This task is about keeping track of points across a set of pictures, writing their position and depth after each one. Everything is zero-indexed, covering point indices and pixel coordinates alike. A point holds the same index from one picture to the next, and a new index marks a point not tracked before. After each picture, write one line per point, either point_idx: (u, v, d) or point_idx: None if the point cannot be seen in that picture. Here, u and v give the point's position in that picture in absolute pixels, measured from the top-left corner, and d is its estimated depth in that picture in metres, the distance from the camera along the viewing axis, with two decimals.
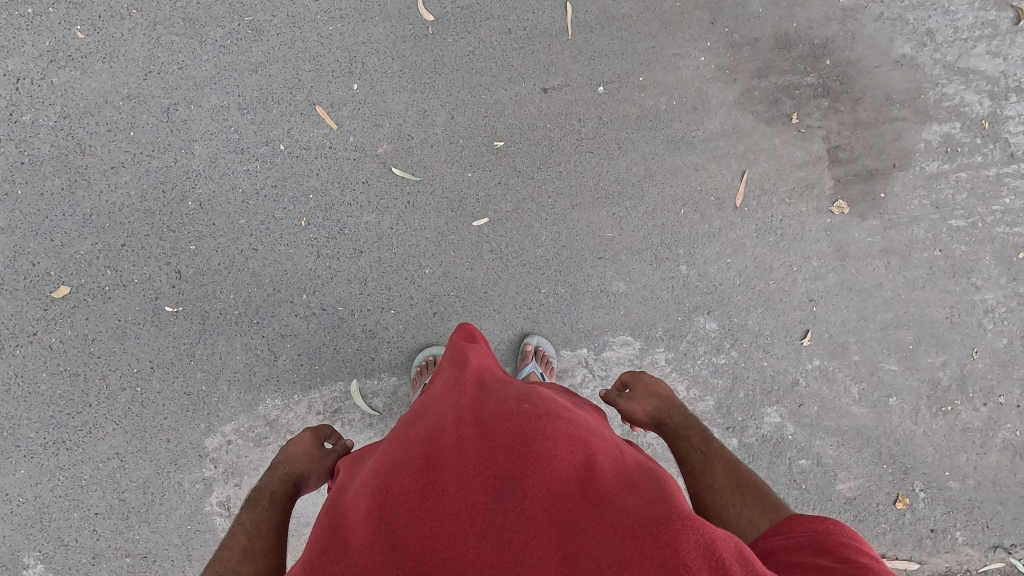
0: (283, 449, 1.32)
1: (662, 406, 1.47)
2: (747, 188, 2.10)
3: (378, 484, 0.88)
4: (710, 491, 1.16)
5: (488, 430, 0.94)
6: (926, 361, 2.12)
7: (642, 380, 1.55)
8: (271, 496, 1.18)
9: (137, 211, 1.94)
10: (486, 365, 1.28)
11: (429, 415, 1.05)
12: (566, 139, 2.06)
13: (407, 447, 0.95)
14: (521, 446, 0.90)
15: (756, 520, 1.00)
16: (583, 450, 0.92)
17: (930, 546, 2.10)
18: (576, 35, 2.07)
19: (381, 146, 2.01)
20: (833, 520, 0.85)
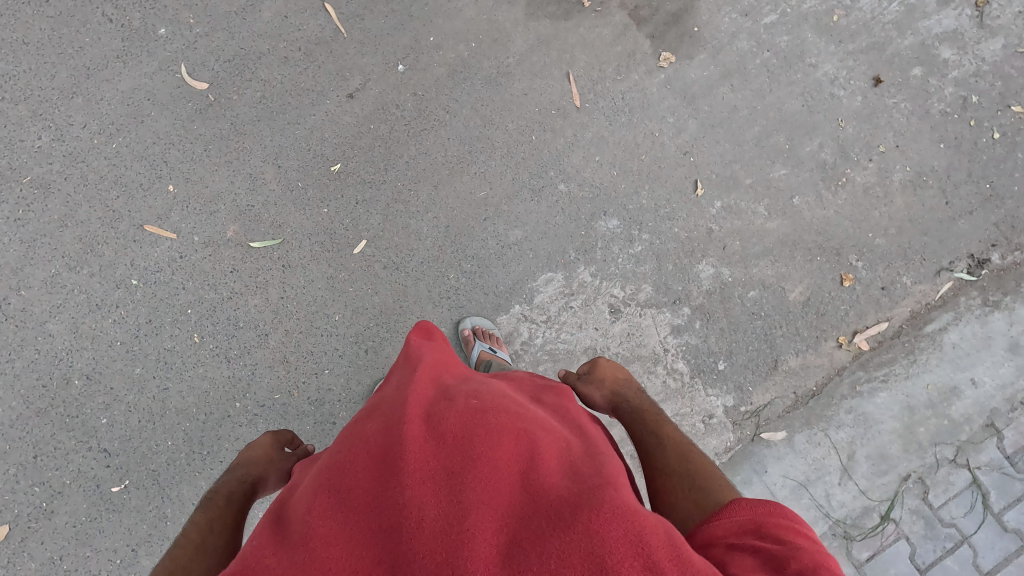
0: (244, 453, 1.30)
1: (617, 386, 1.48)
2: (579, 86, 2.12)
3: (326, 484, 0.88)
4: (662, 472, 1.14)
5: (433, 425, 0.94)
6: (806, 151, 2.22)
7: (600, 365, 1.55)
8: (228, 495, 1.16)
9: (30, 418, 1.81)
10: (444, 359, 1.27)
11: (381, 411, 1.04)
12: (395, 129, 2.02)
13: (355, 445, 0.94)
14: (466, 443, 0.90)
15: (701, 502, 1.00)
16: (528, 442, 0.93)
17: (889, 303, 2.19)
18: (350, 30, 2.01)
19: (228, 229, 1.92)
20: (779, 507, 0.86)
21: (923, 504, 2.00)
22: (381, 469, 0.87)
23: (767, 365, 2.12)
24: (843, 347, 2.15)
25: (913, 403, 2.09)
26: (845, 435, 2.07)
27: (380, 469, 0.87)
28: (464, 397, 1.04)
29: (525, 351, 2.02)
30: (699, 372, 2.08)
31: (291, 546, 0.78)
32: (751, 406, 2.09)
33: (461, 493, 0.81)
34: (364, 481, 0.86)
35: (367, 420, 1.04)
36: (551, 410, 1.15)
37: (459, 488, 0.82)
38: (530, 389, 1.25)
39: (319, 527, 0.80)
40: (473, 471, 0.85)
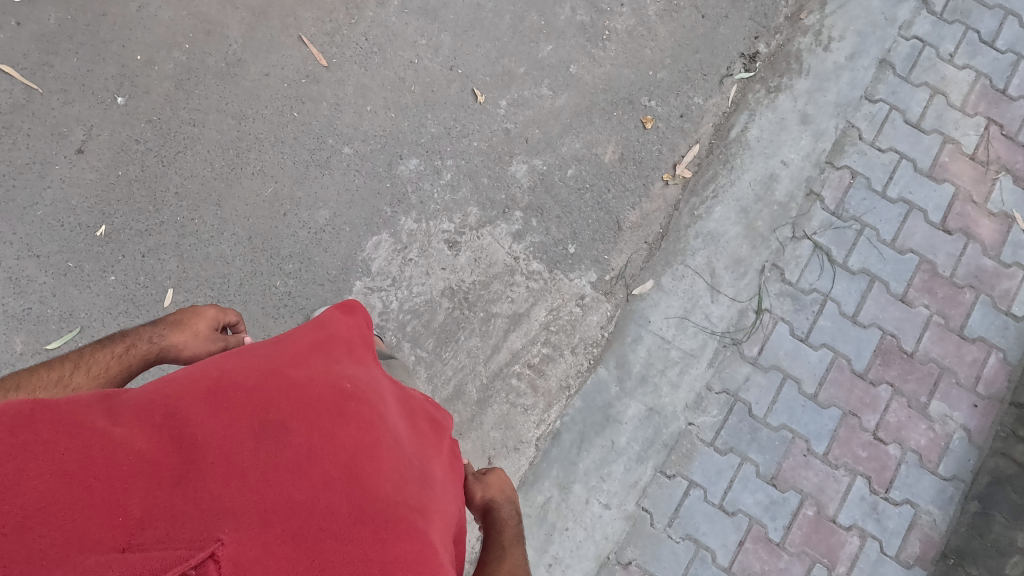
0: (179, 313, 1.29)
1: (500, 501, 1.31)
2: (317, 45, 2.01)
3: (165, 390, 0.87)
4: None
5: (298, 386, 0.92)
6: (562, 19, 2.23)
7: (497, 472, 1.39)
8: (136, 344, 1.17)
9: None
10: (360, 333, 1.23)
11: (261, 354, 1.02)
12: (147, 165, 1.85)
13: (212, 373, 0.92)
14: (317, 412, 0.89)
15: None
16: (376, 435, 0.93)
17: (692, 126, 2.30)
18: (44, 82, 1.81)
19: (16, 342, 1.73)
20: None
21: (786, 284, 2.16)
22: (228, 398, 0.86)
23: (612, 229, 2.18)
24: (670, 184, 2.24)
25: (745, 204, 2.23)
26: (701, 258, 2.18)
27: (226, 401, 0.86)
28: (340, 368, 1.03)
29: (386, 320, 1.98)
30: (555, 264, 2.11)
31: (109, 419, 0.77)
32: (614, 272, 2.15)
33: (285, 455, 0.82)
34: (200, 402, 0.85)
35: (242, 354, 1.01)
36: (421, 423, 1.15)
37: (283, 449, 0.83)
38: (416, 397, 1.22)
39: (143, 420, 0.80)
40: (308, 443, 0.85)
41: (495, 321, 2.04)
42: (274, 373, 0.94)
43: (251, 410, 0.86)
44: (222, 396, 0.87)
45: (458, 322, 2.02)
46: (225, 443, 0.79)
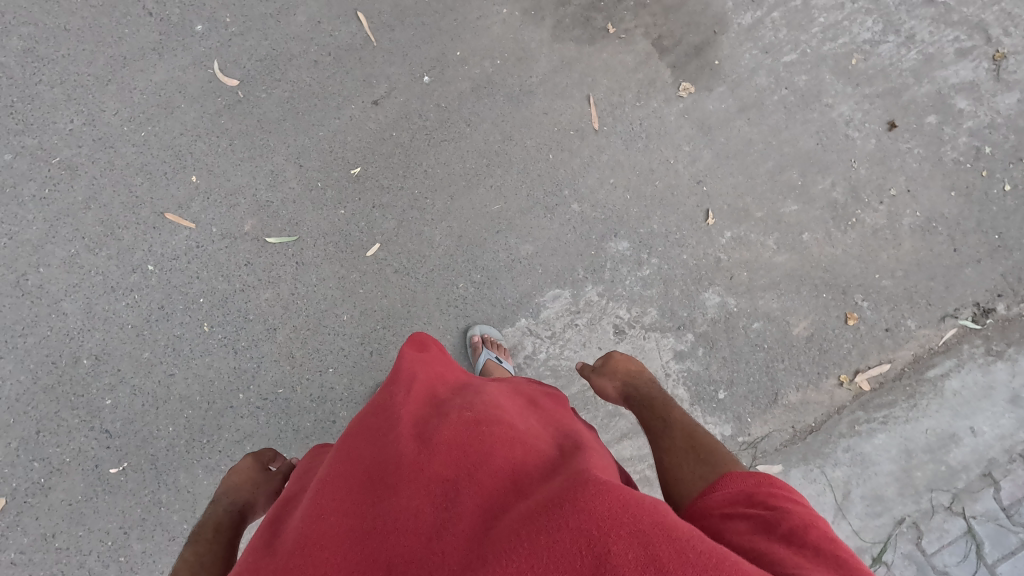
0: (227, 475, 1.35)
1: (629, 377, 1.56)
2: (598, 109, 2.16)
3: (309, 512, 0.90)
4: (663, 453, 1.16)
5: (425, 435, 0.97)
6: (818, 189, 2.25)
7: (614, 359, 1.65)
8: (218, 523, 1.19)
9: (36, 393, 1.85)
10: (439, 369, 1.28)
11: (370, 432, 1.05)
12: (416, 138, 2.06)
13: (339, 477, 0.97)
14: (453, 449, 0.93)
15: (705, 475, 1.02)
16: (513, 444, 0.97)
17: (893, 344, 2.19)
18: (381, 38, 2.07)
19: (246, 223, 1.96)
20: (776, 478, 0.91)
21: (916, 549, 2.00)
22: (372, 483, 0.91)
23: (767, 397, 2.12)
24: (844, 386, 2.15)
25: (911, 447, 2.09)
26: (841, 473, 2.06)
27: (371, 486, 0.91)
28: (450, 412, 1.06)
29: (528, 365, 2.04)
30: (698, 399, 2.09)
31: (286, 560, 0.81)
32: (748, 437, 2.08)
33: (450, 494, 0.86)
34: (353, 505, 0.88)
35: (358, 437, 1.07)
36: (541, 417, 1.18)
37: (446, 495, 0.86)
38: (521, 397, 1.26)
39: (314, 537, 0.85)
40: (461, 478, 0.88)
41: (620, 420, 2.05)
42: (397, 441, 0.98)
43: (395, 478, 0.91)
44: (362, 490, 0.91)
45: (586, 403, 2.04)
46: (393, 517, 0.84)
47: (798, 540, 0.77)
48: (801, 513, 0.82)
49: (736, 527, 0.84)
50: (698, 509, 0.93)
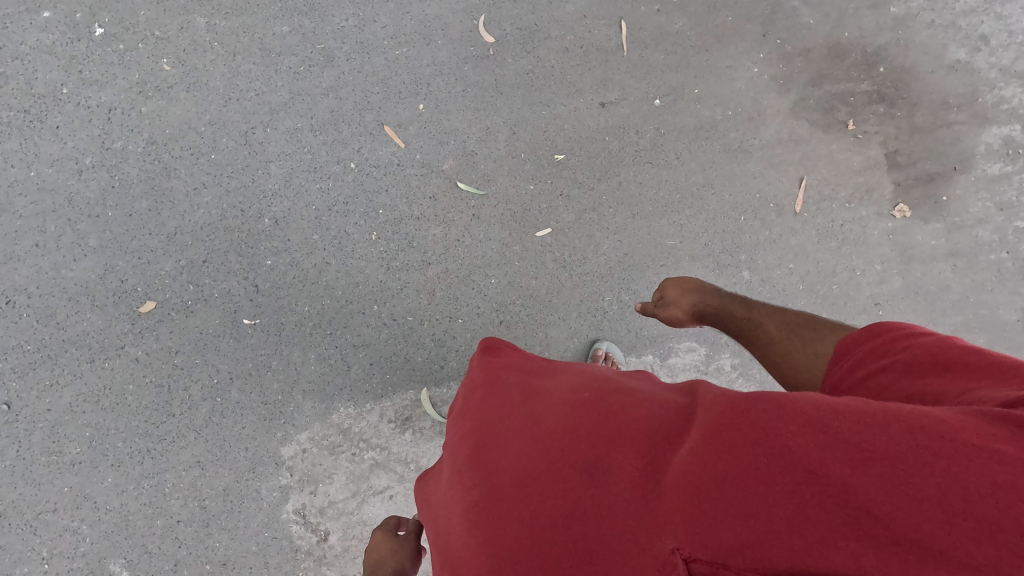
0: (366, 555, 1.44)
1: (689, 302, 1.71)
2: (806, 194, 2.13)
3: (470, 532, 0.90)
4: (769, 345, 1.37)
5: (545, 425, 0.97)
6: None
7: (669, 288, 1.78)
8: None
9: (217, 229, 2.04)
10: (505, 361, 1.27)
11: (485, 433, 1.03)
12: (624, 150, 2.11)
13: (470, 481, 0.96)
14: (577, 426, 0.93)
15: (818, 350, 1.18)
16: (628, 398, 0.96)
17: None
18: (632, 51, 2.14)
19: (446, 162, 2.08)
20: (884, 325, 1.01)
21: None
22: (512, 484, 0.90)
23: None
24: None
25: None
26: None
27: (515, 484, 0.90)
28: (558, 391, 1.06)
29: None
30: None
31: None
32: None
33: (601, 469, 0.85)
34: (509, 513, 0.87)
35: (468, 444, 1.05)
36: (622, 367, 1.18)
37: (595, 464, 0.86)
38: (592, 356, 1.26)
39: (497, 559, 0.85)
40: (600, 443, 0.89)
41: None
42: (515, 442, 0.97)
43: (535, 472, 0.90)
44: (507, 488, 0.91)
45: None
46: (561, 512, 0.83)
47: (940, 365, 0.88)
48: (925, 343, 0.92)
49: (878, 381, 0.94)
50: (833, 381, 1.03)
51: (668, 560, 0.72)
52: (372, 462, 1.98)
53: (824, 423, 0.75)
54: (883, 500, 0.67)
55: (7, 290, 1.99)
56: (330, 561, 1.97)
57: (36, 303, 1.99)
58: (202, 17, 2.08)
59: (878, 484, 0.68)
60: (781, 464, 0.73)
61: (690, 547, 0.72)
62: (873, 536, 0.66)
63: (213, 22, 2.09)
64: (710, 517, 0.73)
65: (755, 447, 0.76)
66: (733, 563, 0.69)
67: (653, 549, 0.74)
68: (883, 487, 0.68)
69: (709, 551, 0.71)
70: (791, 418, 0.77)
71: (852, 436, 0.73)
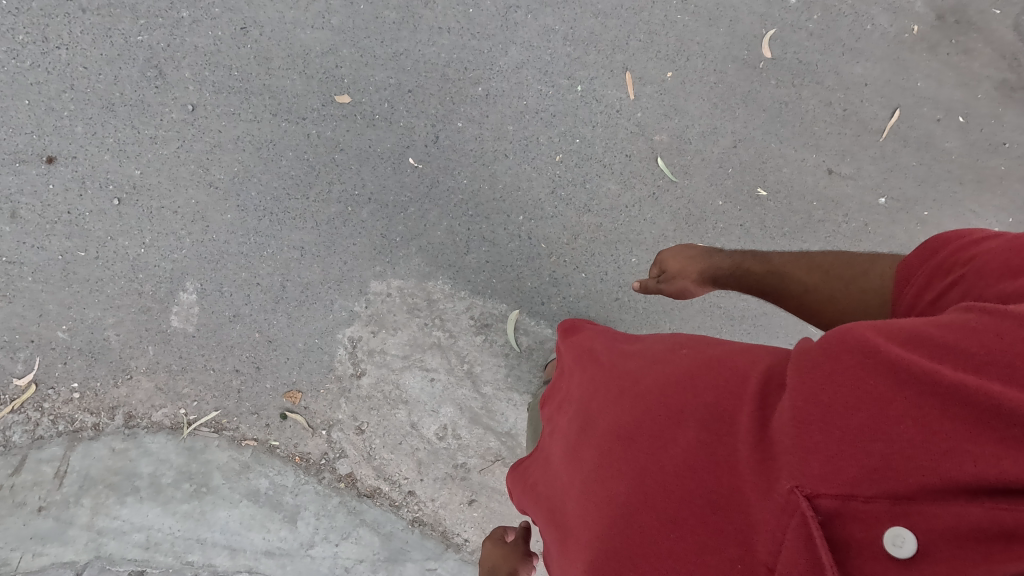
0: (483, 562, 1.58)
1: (692, 271, 1.62)
2: None
3: (592, 495, 0.92)
4: (808, 293, 1.27)
5: (642, 376, 0.99)
6: None
7: (667, 259, 1.70)
8: None
9: (435, 72, 2.11)
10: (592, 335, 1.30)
11: (586, 394, 1.07)
12: (823, 224, 2.03)
13: (584, 446, 0.98)
14: (671, 375, 0.94)
15: (866, 287, 1.12)
16: (721, 346, 0.96)
17: None
18: (889, 141, 2.04)
19: (659, 135, 2.05)
20: (951, 240, 0.94)
21: None
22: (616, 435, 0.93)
23: None
24: None
25: None
26: None
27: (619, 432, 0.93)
28: (652, 350, 1.06)
29: None
30: None
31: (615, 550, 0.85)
32: None
33: (702, 413, 0.85)
34: (619, 463, 0.90)
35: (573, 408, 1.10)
36: None
37: (702, 412, 0.85)
38: None
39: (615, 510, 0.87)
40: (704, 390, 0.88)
41: None
42: (617, 393, 1.00)
43: (638, 421, 0.92)
44: (619, 443, 0.92)
45: None
46: (670, 459, 0.84)
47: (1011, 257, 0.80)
48: (994, 245, 0.84)
49: (953, 297, 0.87)
50: (906, 307, 0.97)
51: (790, 497, 0.70)
52: (435, 341, 2.02)
53: (919, 336, 0.71)
54: (1002, 394, 0.63)
55: (248, 18, 2.12)
56: (351, 398, 2.03)
57: (263, 43, 2.12)
58: None
59: (998, 384, 0.64)
60: (889, 392, 0.69)
61: (812, 484, 0.69)
62: (1005, 438, 0.61)
63: None
64: (825, 445, 0.70)
65: (853, 375, 0.72)
66: (860, 491, 0.66)
67: (773, 491, 0.72)
68: (1001, 384, 0.64)
69: (830, 486, 0.68)
70: (888, 341, 0.72)
71: (958, 346, 0.68)
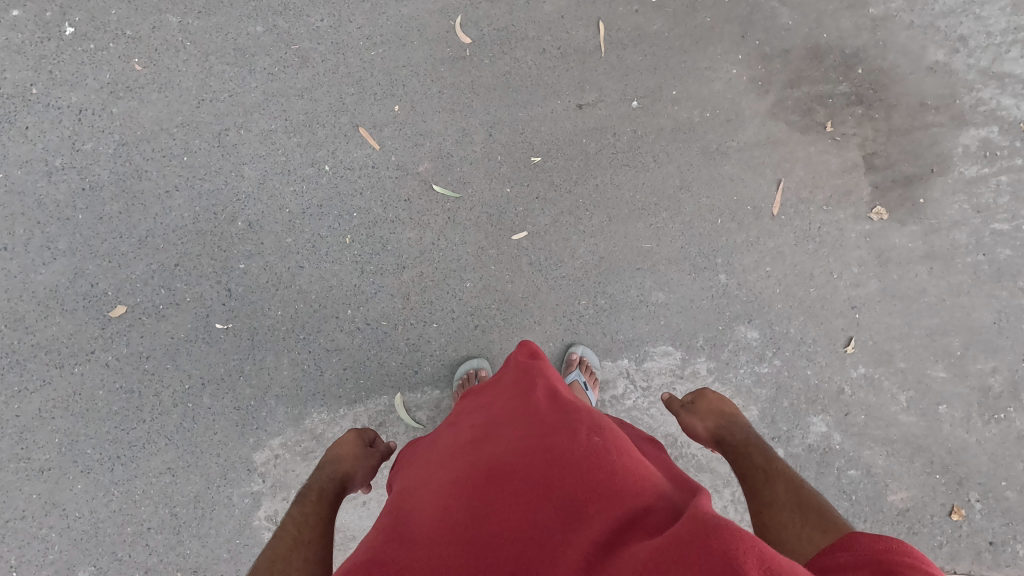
0: (332, 448, 1.47)
1: (716, 421, 1.61)
2: (784, 197, 2.12)
3: (435, 504, 0.97)
4: (770, 507, 1.22)
5: (551, 451, 1.02)
6: (977, 368, 2.09)
7: (706, 398, 1.70)
8: (319, 492, 1.27)
9: (189, 232, 2.01)
10: (552, 381, 1.34)
11: (499, 433, 1.12)
12: (601, 153, 2.09)
13: (465, 470, 1.03)
14: (575, 471, 0.98)
15: (814, 538, 1.04)
16: (632, 475, 0.99)
17: (990, 560, 2.02)
18: (610, 52, 2.13)
19: (422, 164, 2.05)
20: (895, 538, 0.75)
21: None
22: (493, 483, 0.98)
23: None
24: None
25: None
26: None
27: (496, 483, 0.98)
28: (570, 431, 1.08)
29: (611, 405, 2.02)
30: None
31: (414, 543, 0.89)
32: None
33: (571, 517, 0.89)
34: (478, 503, 0.94)
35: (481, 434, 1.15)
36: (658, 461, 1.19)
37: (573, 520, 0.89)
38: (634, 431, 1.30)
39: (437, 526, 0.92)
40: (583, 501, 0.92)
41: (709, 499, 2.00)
42: (520, 449, 1.04)
43: (520, 486, 0.96)
44: (487, 488, 0.97)
45: None
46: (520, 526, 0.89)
47: None
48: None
49: None
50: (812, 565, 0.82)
51: None
52: None
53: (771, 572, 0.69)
54: None
55: None
56: None
57: (5, 307, 1.95)
58: (175, 17, 2.05)
59: None
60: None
61: None
62: None
63: (187, 22, 2.06)
64: None
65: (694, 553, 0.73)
66: None
67: None
68: None
69: None
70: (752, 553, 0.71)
71: None
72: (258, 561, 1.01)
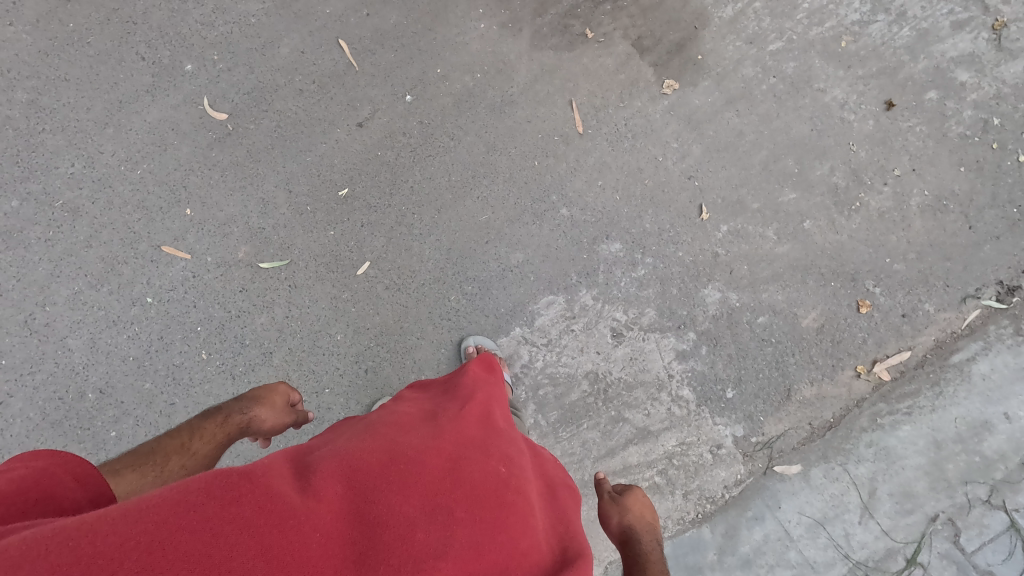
0: (260, 387, 1.44)
1: (638, 523, 1.35)
2: (582, 114, 2.15)
3: (336, 463, 0.91)
4: None
5: (462, 464, 0.97)
6: (817, 175, 2.16)
7: (636, 493, 1.43)
8: (224, 417, 1.32)
9: (44, 429, 1.88)
10: (495, 395, 1.28)
11: (423, 427, 1.07)
12: (401, 157, 2.08)
13: (377, 445, 0.97)
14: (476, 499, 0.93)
15: None
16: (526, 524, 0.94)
17: (911, 330, 2.09)
18: (362, 63, 2.11)
19: (240, 250, 2.00)
20: None
21: (955, 548, 1.92)
22: (395, 468, 0.92)
23: (779, 394, 2.04)
24: (861, 377, 2.06)
25: (940, 437, 2.00)
26: (865, 470, 1.98)
27: (397, 468, 0.92)
28: (483, 447, 1.04)
29: (525, 374, 2.01)
30: (706, 399, 2.03)
31: (301, 491, 0.83)
32: (762, 437, 2.02)
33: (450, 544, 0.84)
34: (372, 483, 0.89)
35: (403, 420, 1.09)
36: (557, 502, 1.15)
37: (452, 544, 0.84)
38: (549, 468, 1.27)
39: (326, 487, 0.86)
40: (457, 519, 0.88)
41: (655, 413, 2.02)
42: (435, 448, 0.98)
43: (418, 487, 0.90)
44: (389, 472, 0.91)
45: (588, 409, 2.00)
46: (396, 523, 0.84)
47: None
48: None
49: None
50: None
51: None
52: None
53: None
54: None
55: None
56: None
57: None
58: None
59: None
60: None
61: None
62: None
63: None
64: None
65: None
66: None
67: None
68: None
69: None
70: None
71: None
72: (144, 445, 1.18)
